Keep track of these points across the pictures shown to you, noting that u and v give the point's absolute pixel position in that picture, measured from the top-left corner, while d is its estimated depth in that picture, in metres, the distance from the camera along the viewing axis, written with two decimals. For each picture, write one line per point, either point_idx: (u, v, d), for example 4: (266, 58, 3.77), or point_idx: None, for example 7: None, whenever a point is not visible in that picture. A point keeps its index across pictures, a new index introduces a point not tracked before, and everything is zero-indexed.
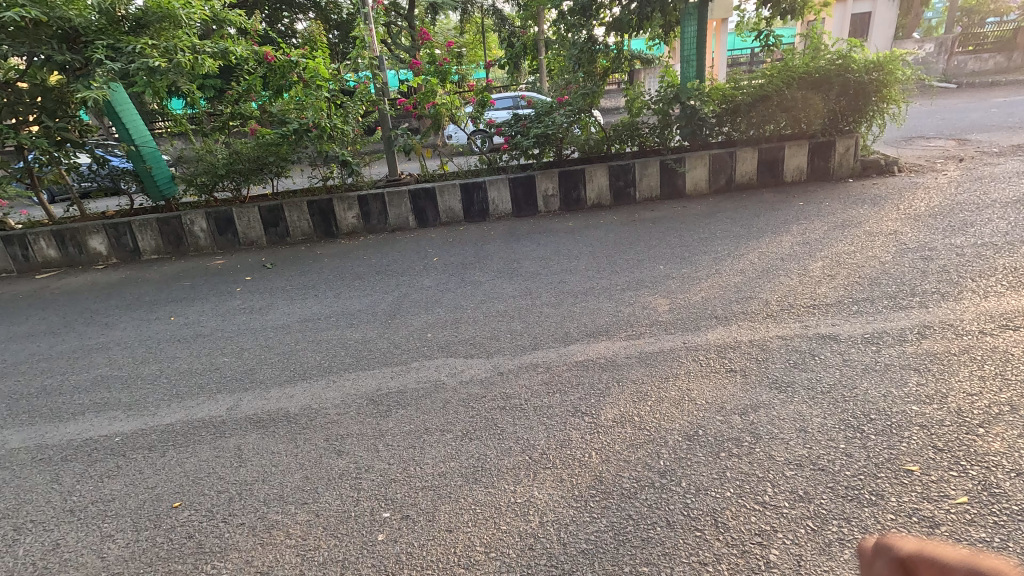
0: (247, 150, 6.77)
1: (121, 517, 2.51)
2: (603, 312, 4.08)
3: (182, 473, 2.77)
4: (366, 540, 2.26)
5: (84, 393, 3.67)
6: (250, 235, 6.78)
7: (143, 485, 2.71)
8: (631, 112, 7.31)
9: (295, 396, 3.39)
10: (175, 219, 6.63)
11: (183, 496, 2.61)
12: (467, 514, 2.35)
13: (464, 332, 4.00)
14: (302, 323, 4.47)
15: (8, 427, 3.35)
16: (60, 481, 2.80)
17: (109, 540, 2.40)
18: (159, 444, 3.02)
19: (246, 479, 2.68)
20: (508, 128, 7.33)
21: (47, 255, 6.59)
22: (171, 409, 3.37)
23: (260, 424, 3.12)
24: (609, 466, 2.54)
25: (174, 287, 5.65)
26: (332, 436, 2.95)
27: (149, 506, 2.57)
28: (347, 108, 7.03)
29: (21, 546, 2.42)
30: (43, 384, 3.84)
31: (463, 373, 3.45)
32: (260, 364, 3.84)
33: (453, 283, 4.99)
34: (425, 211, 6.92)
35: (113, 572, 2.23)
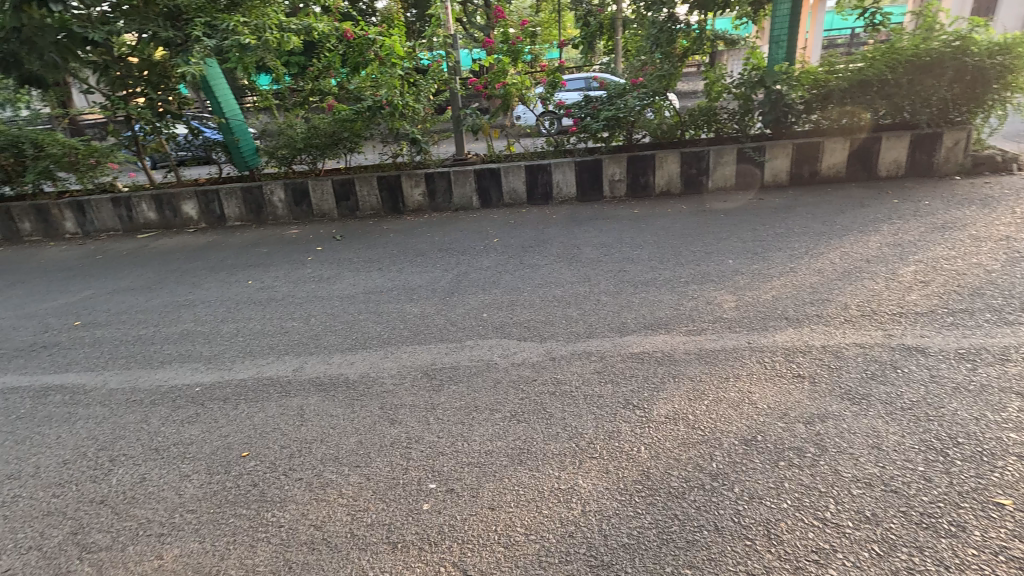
0: (325, 125, 7.09)
1: (197, 460, 2.75)
2: (663, 304, 3.94)
3: (251, 426, 2.99)
4: (413, 507, 2.35)
5: (172, 344, 4.03)
6: (323, 206, 7.09)
7: (217, 433, 2.95)
8: (709, 96, 6.96)
9: (355, 363, 3.55)
10: (257, 189, 7.06)
11: (250, 447, 2.82)
12: (511, 494, 2.38)
13: (519, 315, 4.01)
14: (366, 294, 4.65)
15: (109, 370, 3.75)
16: (148, 422, 3.11)
17: (186, 479, 2.63)
18: (232, 397, 3.27)
19: (307, 438, 2.85)
20: (578, 110, 7.19)
21: (148, 217, 7.24)
22: (245, 365, 3.64)
23: (321, 388, 3.30)
24: (658, 462, 2.47)
25: (253, 253, 6.04)
26: (386, 405, 3.07)
27: (221, 453, 2.80)
28: (420, 87, 7.14)
29: (115, 475, 2.71)
30: (140, 333, 4.26)
31: (516, 355, 3.46)
32: (325, 330, 4.04)
33: (512, 265, 5.00)
34: (489, 191, 6.94)
35: (189, 509, 2.45)
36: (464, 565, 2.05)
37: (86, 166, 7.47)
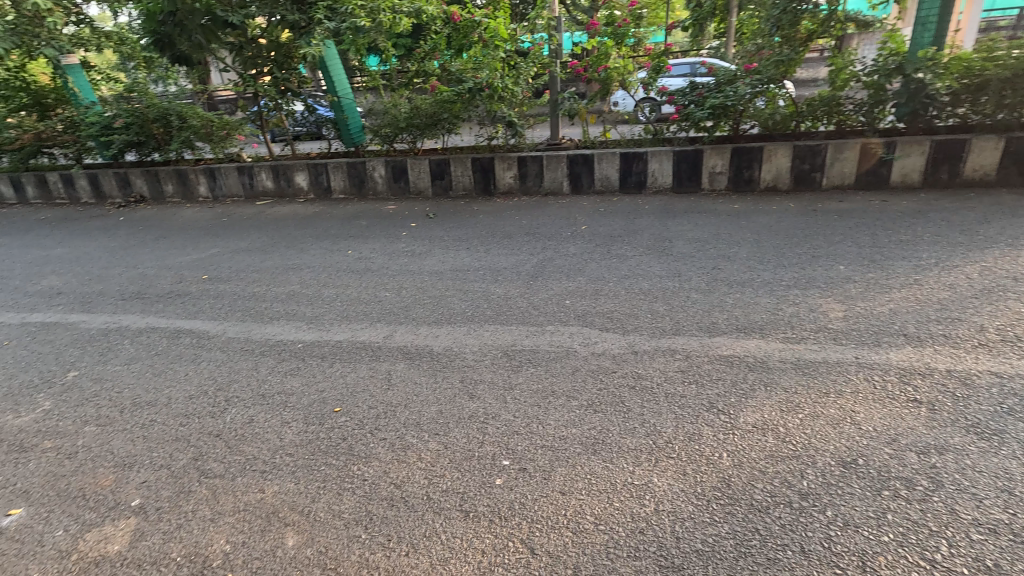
0: (426, 106, 7.36)
1: (296, 409, 3.03)
2: (760, 307, 3.70)
3: (344, 384, 3.23)
4: (486, 480, 2.42)
5: (281, 303, 4.44)
6: (419, 184, 7.39)
7: (315, 387, 3.23)
8: (833, 84, 6.35)
9: (440, 336, 3.69)
10: (360, 165, 7.49)
11: (342, 404, 3.05)
12: (582, 482, 2.37)
13: (603, 305, 3.95)
14: (453, 272, 4.80)
15: (229, 320, 4.21)
16: (258, 370, 3.46)
17: (287, 425, 2.90)
18: (329, 356, 3.55)
19: (393, 401, 3.03)
20: (682, 96, 6.81)
21: (266, 186, 7.96)
22: (341, 328, 3.92)
23: (407, 356, 3.48)
24: (741, 472, 2.35)
25: (354, 224, 6.45)
26: (467, 379, 3.18)
27: (317, 406, 3.06)
28: (519, 70, 7.07)
29: (229, 413, 3.05)
30: (254, 291, 4.73)
31: (597, 345, 3.43)
32: (415, 303, 4.24)
33: (599, 254, 4.92)
34: (581, 177, 6.84)
35: (288, 451, 2.71)
36: (532, 543, 2.09)
37: (218, 137, 8.32)
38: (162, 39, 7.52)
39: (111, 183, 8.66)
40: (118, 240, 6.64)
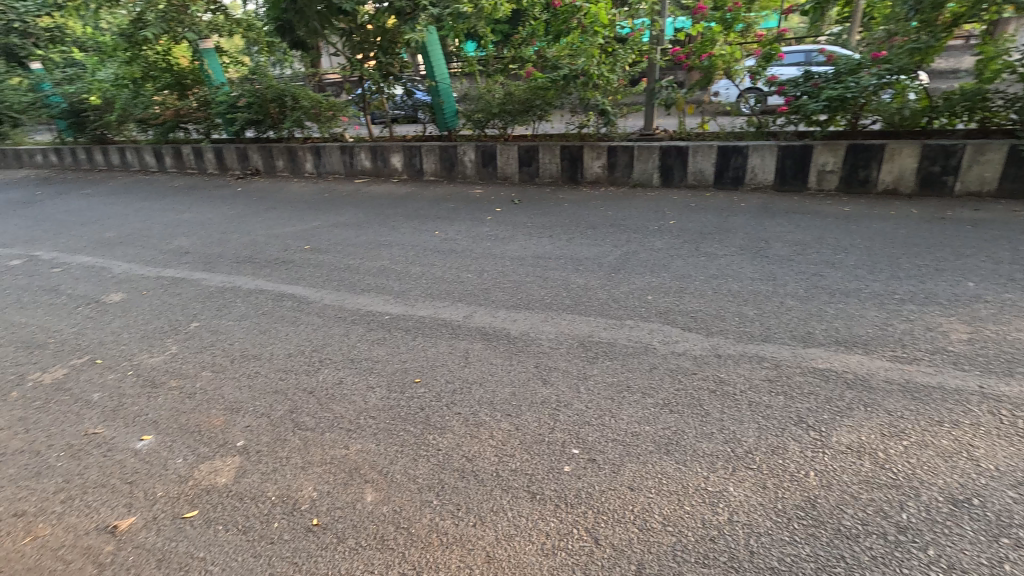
0: (520, 92, 7.37)
1: (380, 377, 3.22)
2: (865, 321, 3.38)
3: (425, 357, 3.39)
4: (554, 466, 2.44)
5: (372, 276, 4.71)
6: (507, 170, 7.48)
7: (398, 357, 3.41)
8: (980, 77, 5.64)
9: (517, 321, 3.75)
10: (452, 148, 7.71)
11: (422, 375, 3.20)
12: (653, 480, 2.33)
13: (687, 303, 3.80)
14: (535, 258, 4.84)
15: (326, 288, 4.54)
16: (349, 336, 3.73)
17: (371, 390, 3.10)
18: (413, 329, 3.74)
19: (469, 378, 3.13)
20: (793, 86, 6.28)
21: (364, 165, 8.44)
22: (425, 305, 4.09)
23: (485, 337, 3.57)
24: (830, 494, 2.18)
25: (442, 206, 6.67)
26: (541, 365, 3.21)
27: (399, 375, 3.24)
28: (617, 56, 6.95)
29: (322, 373, 3.32)
30: (349, 263, 5.05)
31: (677, 344, 3.31)
32: (495, 286, 4.33)
33: (686, 250, 4.73)
34: (673, 169, 6.58)
35: (371, 413, 2.91)
36: (596, 533, 2.09)
37: (325, 118, 8.96)
38: (284, 25, 8.08)
39: (232, 157, 9.60)
40: (236, 209, 7.37)
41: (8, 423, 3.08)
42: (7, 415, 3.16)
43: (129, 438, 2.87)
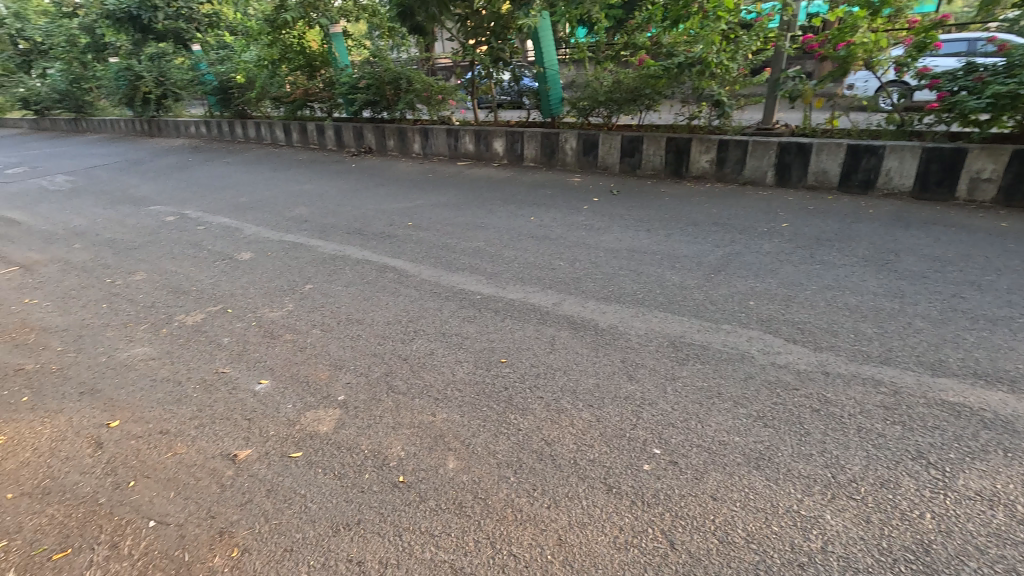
0: (629, 80, 7.17)
1: (468, 354, 3.34)
2: (1014, 354, 2.93)
3: (511, 339, 3.46)
4: (633, 462, 2.40)
5: (467, 256, 4.88)
6: (607, 159, 7.33)
7: (486, 336, 3.52)
8: None
9: (606, 313, 3.70)
10: (554, 135, 7.69)
11: (508, 356, 3.27)
12: (738, 493, 2.21)
13: (794, 313, 3.52)
14: (630, 252, 4.72)
15: (424, 264, 4.78)
16: (442, 311, 3.90)
17: (458, 365, 3.23)
18: (502, 311, 3.83)
19: (554, 364, 3.16)
20: (949, 80, 5.51)
21: (468, 148, 8.70)
22: (516, 288, 4.17)
23: (573, 326, 3.56)
24: (950, 542, 1.94)
25: (539, 193, 6.71)
26: (628, 360, 3.15)
27: (486, 353, 3.33)
28: (740, 43, 6.56)
29: (415, 343, 3.52)
30: (447, 242, 5.27)
31: (779, 356, 3.09)
32: (586, 276, 4.29)
33: (798, 256, 4.37)
34: (790, 168, 6.08)
35: (458, 386, 3.03)
36: (672, 537, 2.04)
37: (435, 101, 9.34)
38: (404, 11, 8.49)
39: (349, 135, 10.32)
40: (349, 184, 7.94)
41: (159, 354, 3.62)
42: (159, 347, 3.71)
43: (250, 380, 3.24)
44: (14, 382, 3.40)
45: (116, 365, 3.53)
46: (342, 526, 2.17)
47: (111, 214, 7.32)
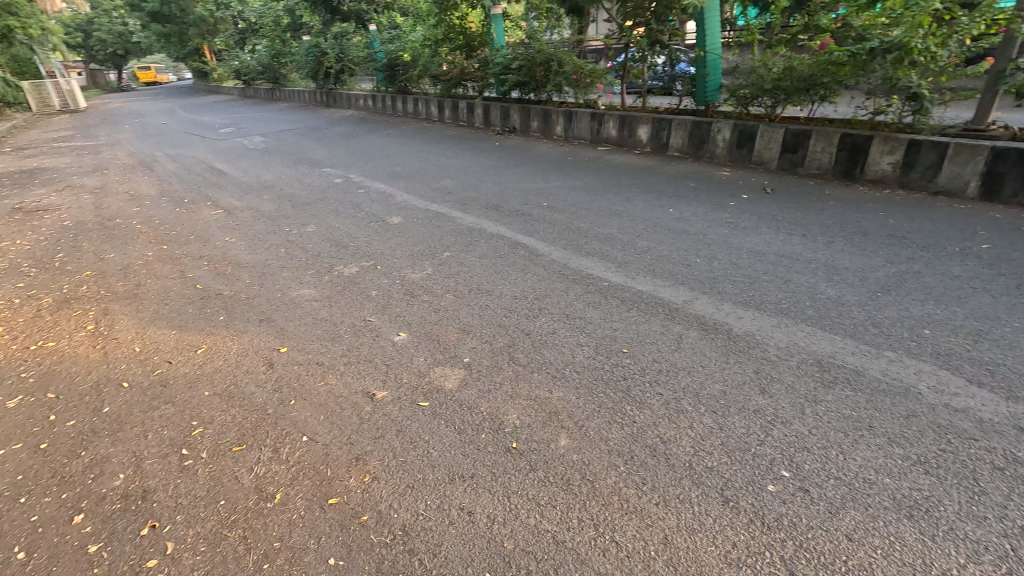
0: (804, 67, 6.40)
1: (590, 338, 3.32)
2: None
3: (635, 331, 3.36)
4: (756, 480, 2.23)
5: (599, 242, 4.83)
6: (764, 154, 6.72)
7: (610, 323, 3.47)
8: None
9: (743, 319, 3.44)
10: (706, 124, 7.22)
11: (630, 347, 3.19)
12: (882, 541, 1.96)
13: (984, 351, 2.96)
14: (778, 257, 4.31)
15: (555, 245, 4.83)
16: (567, 294, 3.92)
17: (578, 348, 3.23)
18: (628, 301, 3.74)
19: (678, 362, 3.02)
20: None
21: (611, 133, 8.54)
22: (645, 280, 4.04)
23: (704, 327, 3.37)
24: None
25: (681, 185, 6.37)
26: (763, 373, 2.90)
27: (608, 341, 3.28)
28: (958, 26, 5.41)
29: (539, 320, 3.59)
30: (579, 226, 5.27)
31: (955, 398, 2.63)
32: (725, 277, 4.01)
33: (999, 285, 3.64)
34: (1002, 179, 5.05)
35: (576, 368, 3.04)
36: (793, 568, 1.88)
37: (584, 84, 9.28)
38: None
39: (496, 114, 10.70)
40: (492, 161, 8.26)
41: (321, 297, 4.16)
42: (321, 291, 4.26)
43: (390, 331, 3.60)
44: (215, 303, 4.15)
45: (288, 301, 4.12)
46: (458, 476, 2.33)
47: (293, 172, 8.48)
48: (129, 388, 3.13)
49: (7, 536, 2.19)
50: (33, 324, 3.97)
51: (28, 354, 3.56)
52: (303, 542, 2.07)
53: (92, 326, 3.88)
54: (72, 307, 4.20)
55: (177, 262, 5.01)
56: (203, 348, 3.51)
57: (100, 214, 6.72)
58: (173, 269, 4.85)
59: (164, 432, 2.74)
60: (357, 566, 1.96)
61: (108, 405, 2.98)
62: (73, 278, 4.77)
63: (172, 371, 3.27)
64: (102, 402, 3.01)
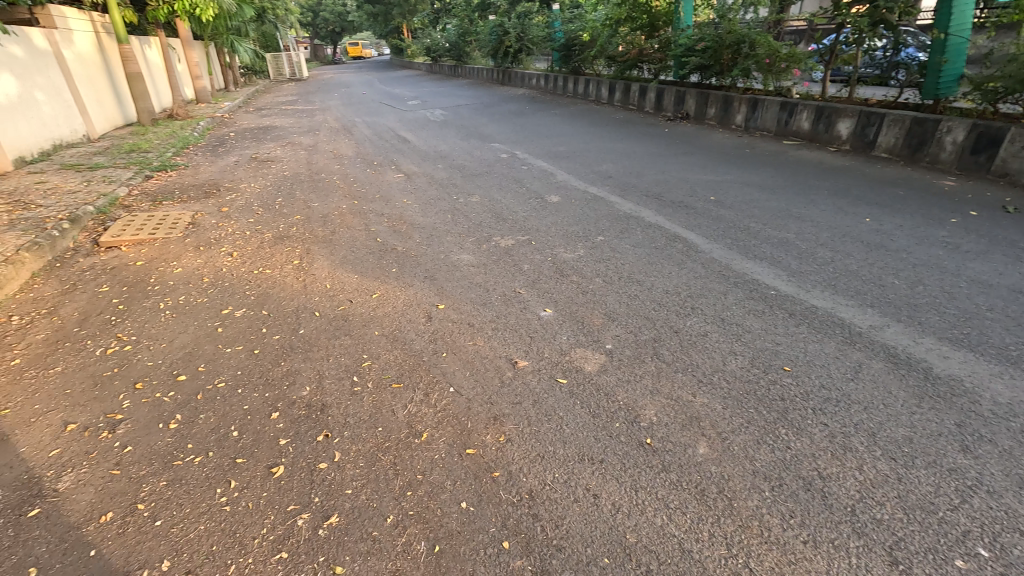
0: None
1: (746, 348, 3.04)
2: None
3: (802, 350, 2.99)
4: (939, 549, 1.88)
5: (771, 245, 4.38)
6: (1010, 165, 5.42)
7: (772, 336, 3.13)
8: None
9: (949, 360, 2.86)
10: (931, 122, 6.02)
11: (793, 366, 2.86)
12: None
13: None
14: (1011, 292, 3.48)
15: (718, 244, 4.49)
16: (726, 296, 3.63)
17: (731, 356, 2.98)
18: (798, 315, 3.34)
19: (853, 394, 2.63)
20: None
21: (802, 126, 7.59)
22: (823, 295, 3.57)
23: (892, 359, 2.88)
24: None
25: (886, 192, 5.44)
26: (967, 428, 2.40)
27: (768, 355, 2.97)
28: None
29: (690, 319, 3.39)
30: (749, 225, 4.82)
31: None
32: (931, 306, 3.37)
33: None
34: None
35: (726, 376, 2.82)
36: None
37: (777, 69, 8.30)
38: None
39: (671, 99, 10.17)
40: (659, 148, 7.91)
41: (477, 264, 4.43)
42: (478, 259, 4.54)
43: (537, 306, 3.71)
44: (390, 256, 4.67)
45: (449, 263, 4.48)
46: (588, 458, 2.35)
47: (465, 145, 9.07)
48: (319, 317, 3.70)
49: (228, 415, 2.77)
50: (257, 253, 4.88)
51: (252, 276, 4.41)
52: (441, 481, 2.28)
53: (297, 261, 4.64)
54: (284, 243, 5.06)
55: (365, 216, 5.73)
56: (377, 294, 3.99)
57: (311, 168, 7.94)
58: (361, 222, 5.56)
59: (341, 359, 3.20)
60: (484, 515, 2.10)
61: (303, 328, 3.57)
62: (287, 220, 5.73)
63: (352, 309, 3.79)
64: (299, 324, 3.61)
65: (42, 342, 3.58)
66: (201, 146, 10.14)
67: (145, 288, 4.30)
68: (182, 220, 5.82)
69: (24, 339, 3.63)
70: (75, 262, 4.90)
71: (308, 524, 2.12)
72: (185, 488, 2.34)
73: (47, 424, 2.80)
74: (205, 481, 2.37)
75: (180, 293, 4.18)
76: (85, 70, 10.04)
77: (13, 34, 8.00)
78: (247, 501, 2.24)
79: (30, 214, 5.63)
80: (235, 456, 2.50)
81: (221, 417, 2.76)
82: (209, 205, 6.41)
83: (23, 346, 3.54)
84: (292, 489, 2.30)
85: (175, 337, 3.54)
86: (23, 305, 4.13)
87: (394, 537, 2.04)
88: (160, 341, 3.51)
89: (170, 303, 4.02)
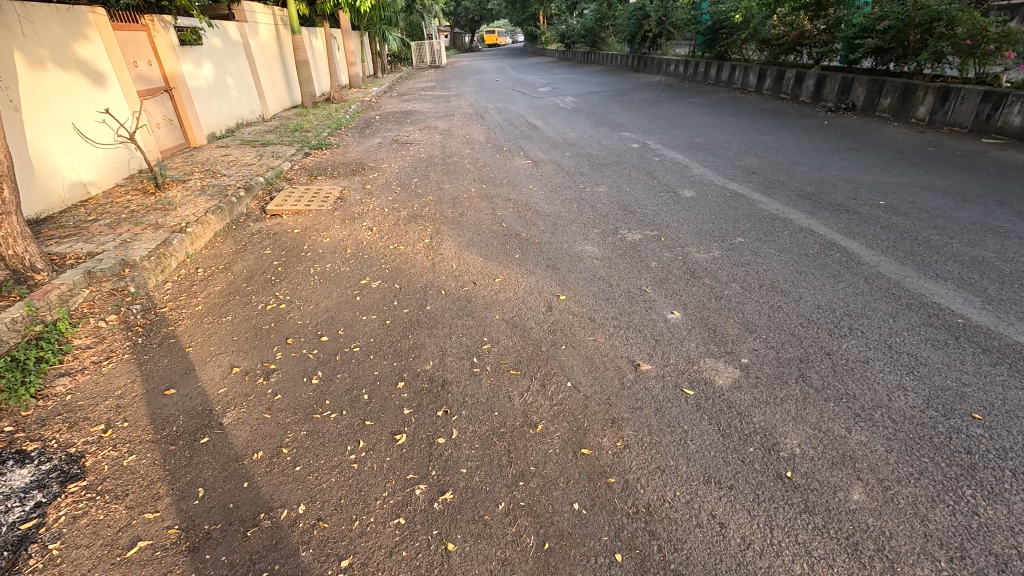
0: None
1: (921, 384, 2.56)
2: None
3: (999, 396, 2.45)
4: None
5: (958, 263, 3.66)
6: None
7: (957, 374, 2.60)
8: None
9: None
10: None
11: (986, 415, 2.35)
12: None
13: None
14: None
15: (887, 256, 3.86)
16: (895, 320, 3.10)
17: (900, 392, 2.53)
18: (997, 353, 2.74)
19: None
20: None
21: (1011, 122, 6.27)
22: None
23: None
24: None
25: None
26: None
27: (950, 396, 2.48)
28: None
29: (847, 341, 2.94)
30: (930, 237, 4.08)
31: None
32: None
33: None
34: None
35: (891, 414, 2.40)
36: None
37: (982, 53, 6.93)
38: None
39: (835, 87, 8.98)
40: (816, 143, 7.02)
41: (601, 257, 4.29)
42: (603, 251, 4.39)
43: (664, 306, 3.49)
44: (514, 242, 4.70)
45: (573, 254, 4.39)
46: (715, 481, 2.15)
47: (595, 133, 8.85)
48: (445, 295, 3.85)
49: (360, 378, 2.99)
50: (393, 229, 5.21)
51: (387, 251, 4.71)
52: (554, 478, 2.23)
53: (427, 240, 4.87)
54: (417, 222, 5.34)
55: (491, 200, 5.85)
56: (499, 278, 4.04)
57: (444, 152, 8.32)
58: (488, 205, 5.69)
59: (463, 339, 3.28)
60: (596, 521, 2.02)
61: (429, 305, 3.73)
62: (421, 200, 6.05)
63: (475, 291, 3.88)
64: (426, 301, 3.78)
65: (218, 293, 4.16)
66: (351, 128, 11.11)
67: (300, 254, 4.80)
68: (332, 195, 6.41)
69: (205, 289, 4.25)
70: (247, 226, 5.64)
71: (425, 495, 2.20)
72: (321, 442, 2.55)
73: (218, 364, 3.25)
74: (338, 437, 2.57)
75: (327, 261, 4.59)
76: (265, 58, 11.47)
77: (215, 27, 9.36)
78: (373, 462, 2.39)
79: (216, 182, 6.58)
80: (365, 418, 2.68)
81: (355, 379, 2.98)
82: (355, 182, 7.00)
83: (205, 295, 4.14)
84: (412, 459, 2.39)
85: (321, 301, 3.91)
86: (207, 259, 4.84)
87: (505, 525, 2.04)
88: (308, 303, 3.89)
89: (318, 269, 4.45)
